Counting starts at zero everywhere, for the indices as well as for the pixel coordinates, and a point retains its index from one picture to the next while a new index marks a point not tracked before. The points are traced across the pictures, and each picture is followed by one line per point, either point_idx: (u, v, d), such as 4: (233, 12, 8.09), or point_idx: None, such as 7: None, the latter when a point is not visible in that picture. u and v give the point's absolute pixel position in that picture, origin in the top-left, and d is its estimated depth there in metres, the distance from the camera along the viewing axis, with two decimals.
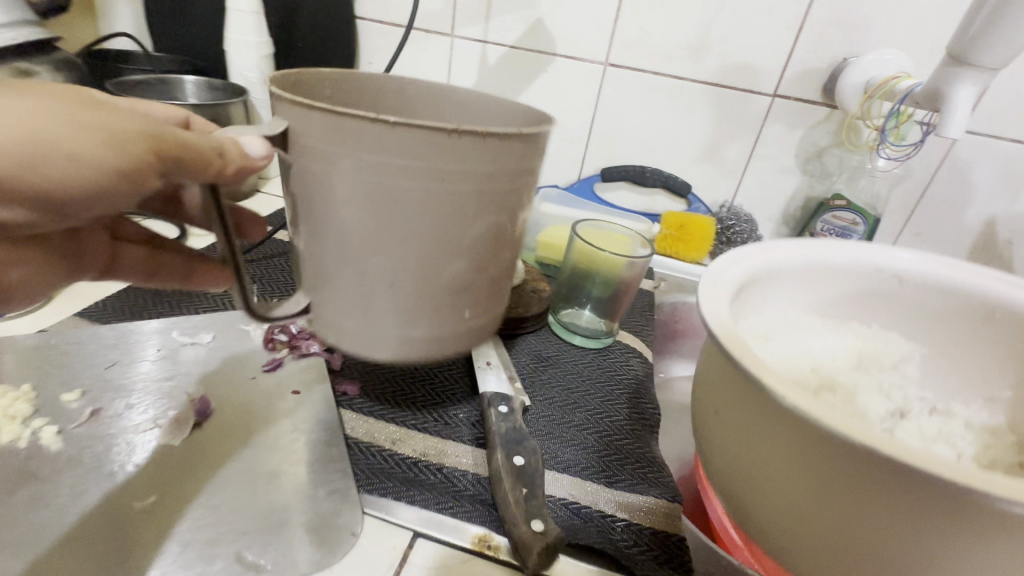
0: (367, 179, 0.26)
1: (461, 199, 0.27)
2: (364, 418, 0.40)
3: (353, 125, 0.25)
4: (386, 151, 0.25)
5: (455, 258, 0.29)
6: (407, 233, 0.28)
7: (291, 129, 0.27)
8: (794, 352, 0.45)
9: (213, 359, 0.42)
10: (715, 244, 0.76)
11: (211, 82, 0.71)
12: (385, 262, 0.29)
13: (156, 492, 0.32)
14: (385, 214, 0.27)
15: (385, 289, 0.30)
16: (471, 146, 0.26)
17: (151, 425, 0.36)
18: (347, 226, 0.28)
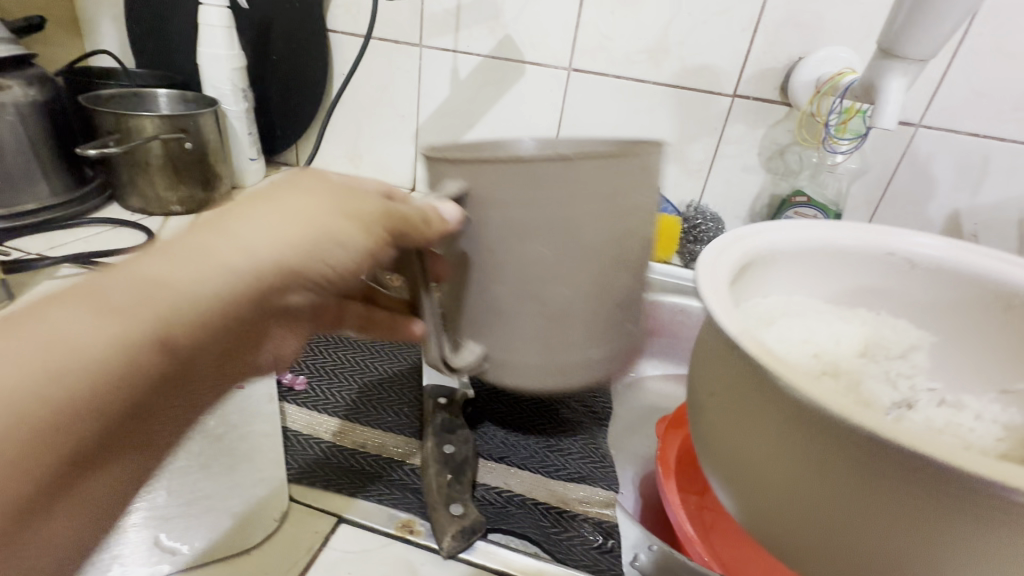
0: (516, 207, 0.29)
1: (600, 228, 0.30)
2: (306, 412, 0.41)
3: (533, 164, 0.28)
4: (519, 185, 0.29)
5: (624, 282, 0.32)
6: (579, 269, 0.30)
7: (468, 186, 0.30)
8: (794, 335, 0.44)
9: None
10: (683, 244, 0.77)
11: (183, 94, 0.74)
12: (557, 293, 0.31)
13: None
14: (553, 243, 0.29)
15: (544, 314, 0.31)
16: (626, 169, 0.29)
17: None
18: (531, 255, 0.30)
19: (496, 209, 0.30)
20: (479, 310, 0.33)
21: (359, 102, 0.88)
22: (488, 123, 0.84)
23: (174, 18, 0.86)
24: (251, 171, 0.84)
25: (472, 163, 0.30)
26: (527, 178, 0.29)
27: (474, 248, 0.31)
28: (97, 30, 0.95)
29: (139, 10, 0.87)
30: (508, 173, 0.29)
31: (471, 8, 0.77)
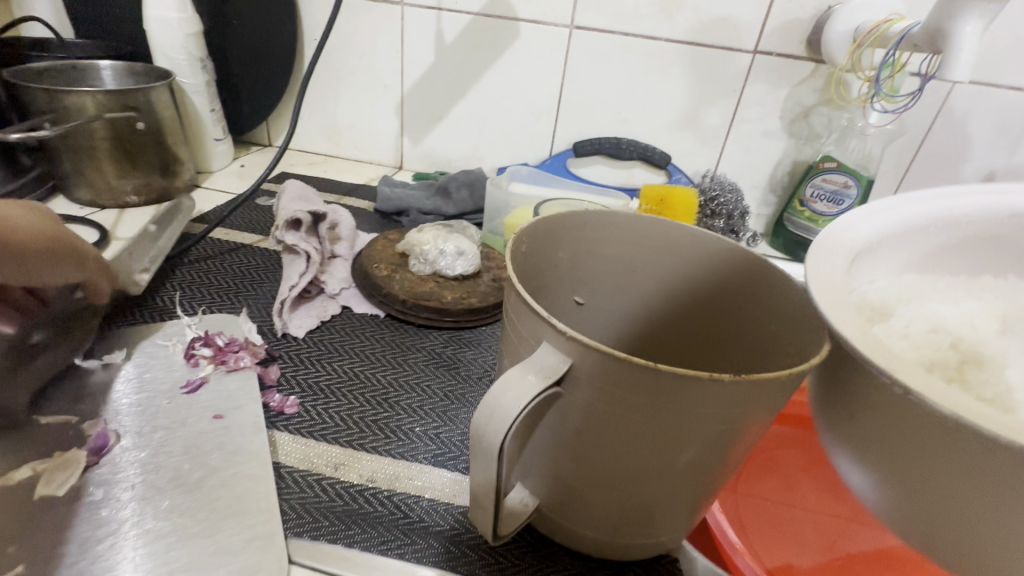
0: (632, 413, 0.24)
1: (720, 434, 0.25)
2: (302, 442, 0.35)
3: (662, 375, 0.22)
4: (623, 390, 0.23)
5: (719, 464, 0.27)
6: (678, 468, 0.26)
7: (573, 364, 0.24)
8: (893, 332, 0.34)
9: (121, 385, 0.36)
10: (700, 217, 0.71)
11: (130, 65, 0.64)
12: (643, 489, 0.27)
13: (29, 558, 0.26)
14: (652, 448, 0.25)
15: (624, 501, 0.27)
16: (767, 392, 0.24)
17: (30, 472, 0.30)
18: (620, 454, 0.25)
19: (602, 404, 0.24)
20: (544, 475, 0.28)
21: (334, 70, 0.79)
22: (481, 90, 0.76)
23: None
24: (218, 154, 0.75)
25: (589, 346, 0.23)
26: (655, 389, 0.23)
27: (560, 428, 0.26)
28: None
29: None
30: (625, 378, 0.23)
31: None
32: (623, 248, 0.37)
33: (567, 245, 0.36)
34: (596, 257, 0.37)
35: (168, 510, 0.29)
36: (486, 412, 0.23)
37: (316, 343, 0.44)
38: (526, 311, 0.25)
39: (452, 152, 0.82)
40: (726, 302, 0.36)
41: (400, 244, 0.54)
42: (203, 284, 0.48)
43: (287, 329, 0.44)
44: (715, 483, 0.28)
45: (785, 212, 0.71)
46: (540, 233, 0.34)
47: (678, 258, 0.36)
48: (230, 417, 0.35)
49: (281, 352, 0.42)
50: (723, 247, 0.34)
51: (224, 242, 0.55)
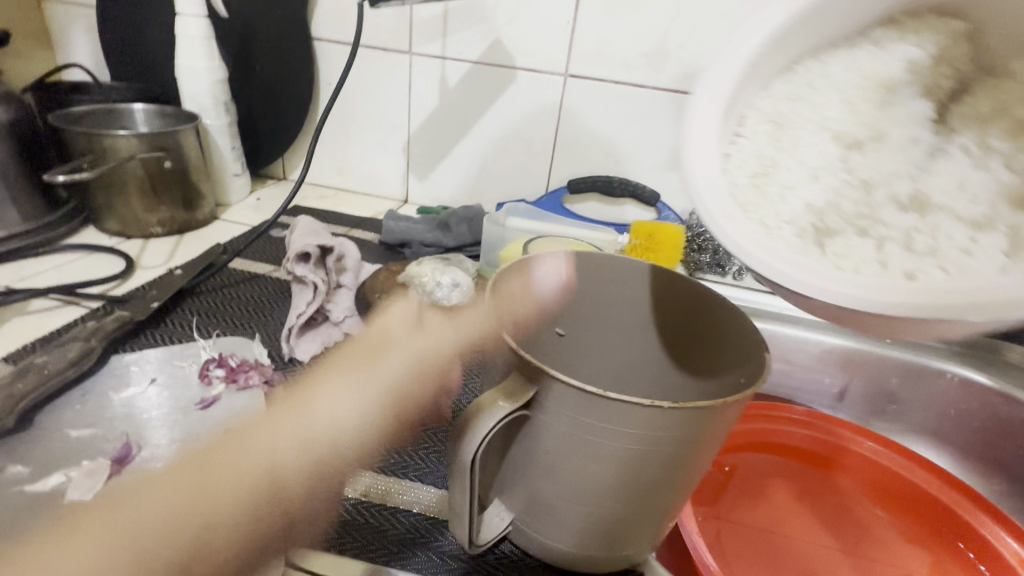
0: (590, 435, 0.27)
1: (675, 456, 0.28)
2: (303, 458, 0.38)
3: (616, 401, 0.26)
4: (586, 413, 0.27)
5: (678, 482, 0.30)
6: (638, 487, 0.29)
7: (541, 390, 0.27)
8: (848, 132, 0.31)
9: (143, 402, 0.40)
10: (686, 252, 0.75)
11: (161, 109, 0.70)
12: (608, 507, 0.29)
13: (59, 554, 0.30)
14: (615, 468, 0.28)
15: (591, 518, 0.30)
16: (712, 422, 0.27)
17: (62, 479, 0.34)
18: (586, 472, 0.28)
19: (569, 427, 0.27)
20: (519, 492, 0.31)
21: (347, 112, 0.85)
22: (482, 131, 0.81)
23: (149, 28, 0.82)
24: (236, 188, 0.80)
25: (553, 374, 0.27)
26: (610, 413, 0.26)
27: (532, 448, 0.29)
28: (68, 42, 0.91)
29: (111, 21, 0.83)
30: (587, 405, 0.26)
31: (462, 14, 0.74)
32: (598, 286, 0.41)
33: (549, 283, 0.39)
34: (574, 291, 0.41)
35: (182, 514, 0.33)
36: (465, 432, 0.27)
37: (319, 367, 0.48)
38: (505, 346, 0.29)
39: (454, 188, 0.87)
40: (691, 335, 0.39)
41: (401, 274, 0.57)
42: (219, 310, 0.52)
43: (293, 353, 0.48)
44: (676, 502, 0.31)
45: None
46: (521, 272, 0.37)
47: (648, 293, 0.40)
48: (239, 433, 0.38)
49: (287, 374, 0.46)
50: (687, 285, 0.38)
51: (240, 272, 0.59)
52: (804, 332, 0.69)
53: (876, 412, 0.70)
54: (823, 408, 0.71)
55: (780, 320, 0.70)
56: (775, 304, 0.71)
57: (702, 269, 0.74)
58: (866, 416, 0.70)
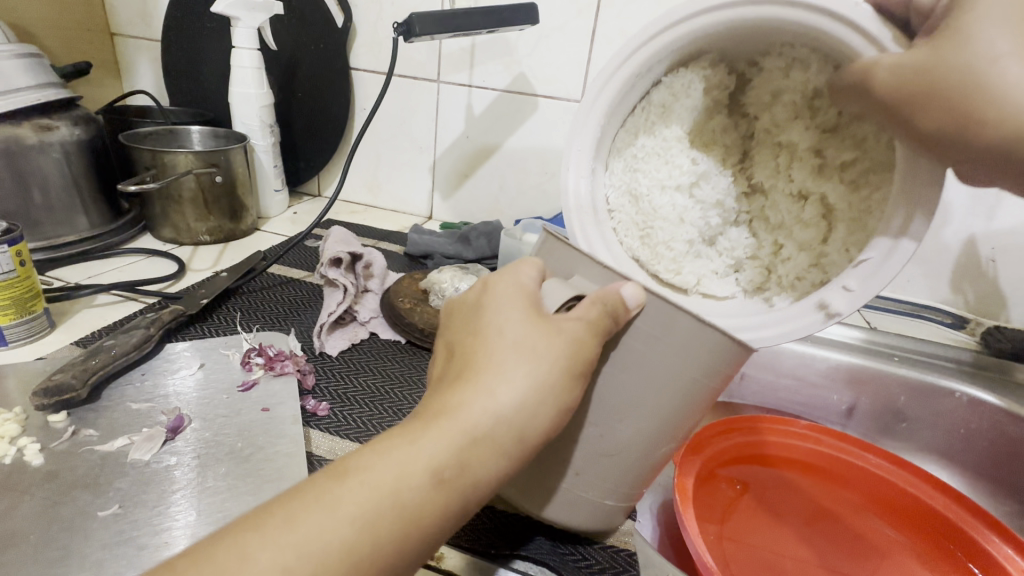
0: (620, 340, 0.31)
1: (690, 390, 0.31)
2: (329, 437, 0.42)
3: (654, 302, 0.29)
4: (631, 325, 0.30)
5: (679, 423, 0.33)
6: (646, 415, 0.32)
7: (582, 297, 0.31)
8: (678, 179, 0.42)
9: (193, 383, 0.45)
10: None
11: (215, 130, 0.78)
12: (614, 430, 0.32)
13: (121, 502, 0.34)
14: (641, 386, 0.31)
15: (596, 440, 0.33)
16: (727, 356, 0.30)
17: (124, 443, 0.38)
18: (610, 390, 0.31)
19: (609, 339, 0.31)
20: None
21: (379, 135, 0.92)
22: (503, 154, 0.87)
23: (207, 60, 0.91)
24: (276, 202, 0.88)
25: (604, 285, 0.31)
26: (645, 325, 0.30)
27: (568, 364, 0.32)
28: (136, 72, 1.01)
29: (174, 52, 0.92)
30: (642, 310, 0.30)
31: (487, 47, 0.81)
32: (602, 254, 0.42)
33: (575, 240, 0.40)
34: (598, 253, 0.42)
35: (224, 476, 0.37)
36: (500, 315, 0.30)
37: (346, 362, 0.52)
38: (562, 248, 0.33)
39: (476, 205, 0.92)
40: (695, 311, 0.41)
41: (422, 282, 0.63)
42: (260, 309, 0.57)
43: (323, 347, 0.53)
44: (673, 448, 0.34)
45: None
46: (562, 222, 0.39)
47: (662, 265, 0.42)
48: (275, 412, 0.43)
49: (317, 366, 0.51)
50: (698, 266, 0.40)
51: (279, 276, 0.65)
52: (811, 348, 0.71)
53: (884, 430, 0.71)
54: (831, 424, 0.72)
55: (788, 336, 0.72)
56: None
57: None
58: (874, 433, 0.71)
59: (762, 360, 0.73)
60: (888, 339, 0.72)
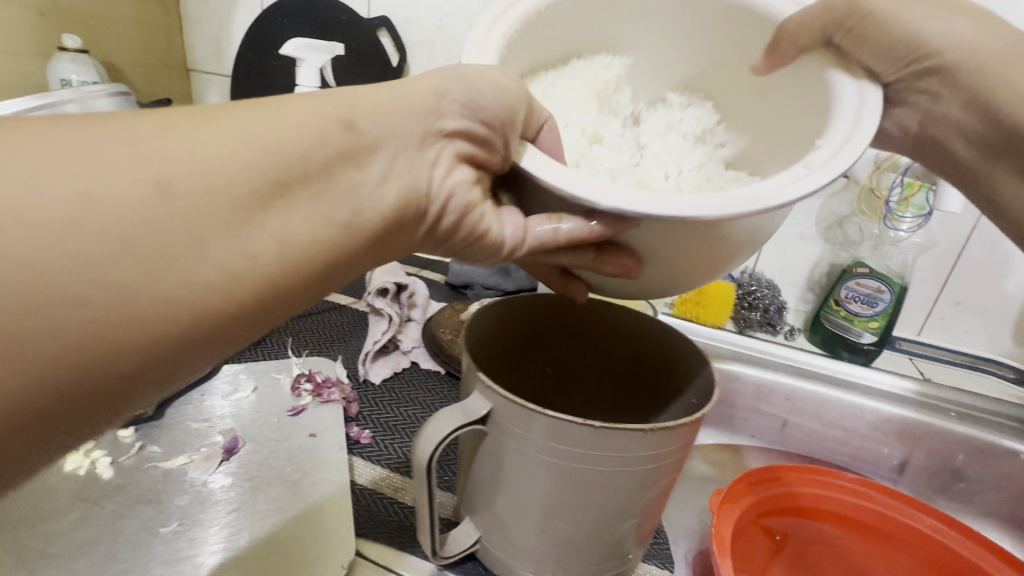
0: (542, 453, 0.30)
1: (617, 482, 0.31)
2: (371, 466, 0.44)
3: (539, 413, 0.30)
4: (534, 432, 0.30)
5: (624, 508, 0.32)
6: (582, 507, 0.32)
7: (494, 410, 0.31)
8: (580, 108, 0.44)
9: (247, 405, 0.48)
10: (737, 309, 0.77)
11: None
12: (559, 524, 0.32)
13: (181, 518, 0.37)
14: (562, 487, 0.31)
15: (542, 534, 0.33)
16: (657, 442, 0.30)
17: (185, 460, 0.41)
18: (535, 490, 0.32)
19: (520, 444, 0.31)
20: (483, 508, 0.35)
21: None
22: None
23: (271, 94, 0.98)
24: None
25: (507, 399, 0.30)
26: (559, 434, 0.29)
27: (491, 464, 0.33)
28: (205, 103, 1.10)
29: (241, 86, 0.99)
30: (536, 422, 0.30)
31: None
32: (569, 327, 0.42)
33: (528, 323, 0.41)
34: (555, 333, 0.42)
35: (275, 498, 0.39)
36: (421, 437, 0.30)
37: (388, 391, 0.54)
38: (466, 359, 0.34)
39: None
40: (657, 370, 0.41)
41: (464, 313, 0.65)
42: (310, 333, 0.60)
43: (367, 375, 0.55)
44: (629, 529, 0.34)
45: (822, 310, 0.75)
46: (507, 310, 0.39)
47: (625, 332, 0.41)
48: (322, 436, 0.45)
49: (361, 393, 0.52)
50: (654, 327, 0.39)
51: (327, 301, 0.68)
52: (859, 399, 0.68)
53: (941, 489, 0.67)
54: (881, 479, 0.69)
55: (834, 383, 0.70)
56: (830, 368, 0.71)
57: (754, 326, 0.77)
58: (929, 492, 0.67)
59: (806, 407, 0.70)
60: (940, 392, 0.68)
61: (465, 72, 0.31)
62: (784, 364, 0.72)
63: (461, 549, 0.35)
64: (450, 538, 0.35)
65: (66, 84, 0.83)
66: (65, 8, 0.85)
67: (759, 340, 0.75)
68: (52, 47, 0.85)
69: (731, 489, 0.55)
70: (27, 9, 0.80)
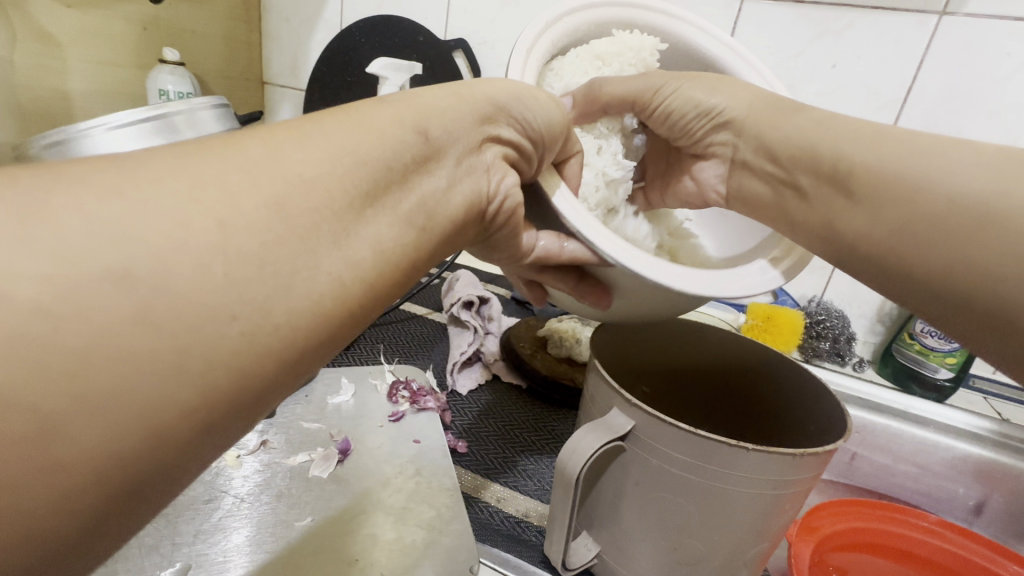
0: (685, 472, 0.31)
1: (759, 505, 0.32)
2: (474, 475, 0.45)
3: (688, 435, 0.30)
4: (681, 452, 0.31)
5: (759, 531, 0.33)
6: (718, 528, 0.32)
7: (638, 426, 0.32)
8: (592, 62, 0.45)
9: (352, 408, 0.50)
10: (805, 337, 0.77)
11: None
12: (691, 545, 0.33)
13: (310, 516, 0.39)
14: (702, 507, 0.32)
15: (672, 554, 0.33)
16: (802, 468, 0.31)
17: (306, 458, 0.43)
18: (671, 509, 0.32)
19: (662, 463, 0.32)
20: (607, 522, 0.35)
21: None
22: None
23: None
24: None
25: (655, 417, 0.31)
26: (705, 454, 0.30)
27: (623, 480, 0.34)
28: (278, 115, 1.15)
29: (316, 100, 1.04)
30: (684, 442, 0.30)
31: None
32: (676, 349, 0.46)
33: (642, 341, 0.45)
34: (663, 354, 0.46)
35: (392, 502, 0.41)
36: (569, 451, 0.32)
37: (476, 402, 0.55)
38: (599, 378, 0.35)
39: None
40: (769, 396, 0.43)
41: (541, 329, 0.64)
42: (397, 341, 0.62)
43: (454, 386, 0.56)
44: (757, 552, 0.34)
45: (893, 343, 0.75)
46: (626, 328, 0.43)
47: (732, 355, 0.45)
48: (425, 444, 0.47)
49: (452, 403, 0.54)
50: (764, 354, 0.43)
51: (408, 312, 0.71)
52: (935, 437, 0.67)
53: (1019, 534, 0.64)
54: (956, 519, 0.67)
55: (907, 419, 0.69)
56: (904, 403, 0.70)
57: (821, 356, 0.76)
58: (1007, 536, 0.65)
59: (879, 442, 0.69)
60: None
61: (515, 90, 0.34)
62: (854, 395, 0.71)
63: (585, 561, 0.36)
64: (571, 550, 0.36)
65: (162, 94, 0.88)
66: (165, 25, 0.90)
67: (827, 370, 0.75)
68: (149, 59, 0.90)
69: (807, 519, 0.55)
70: (132, 23, 0.86)
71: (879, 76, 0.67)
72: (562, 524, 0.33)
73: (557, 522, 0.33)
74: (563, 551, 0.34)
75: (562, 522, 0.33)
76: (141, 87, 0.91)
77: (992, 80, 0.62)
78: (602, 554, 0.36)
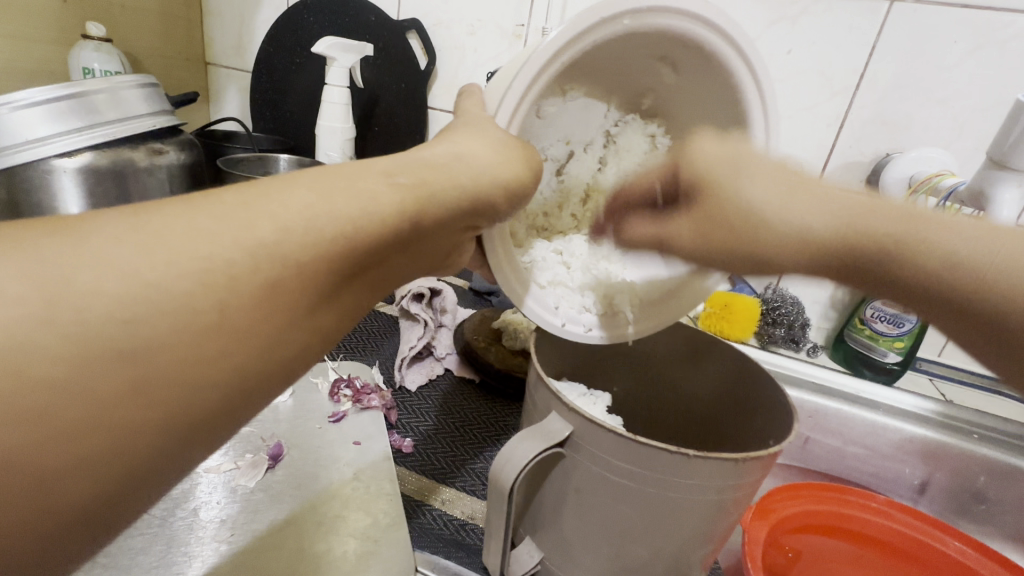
0: (623, 477, 0.30)
1: (701, 507, 0.30)
2: (416, 475, 0.43)
3: (625, 440, 0.29)
4: (617, 456, 0.29)
5: (701, 535, 0.32)
6: (661, 533, 0.31)
7: (574, 430, 0.30)
8: None
9: (288, 407, 0.47)
10: (761, 324, 0.77)
11: (300, 159, 0.82)
12: (634, 551, 0.32)
13: (233, 529, 0.36)
14: (643, 513, 0.30)
15: (614, 560, 0.32)
16: (743, 468, 0.30)
17: (231, 465, 0.40)
18: (611, 515, 0.31)
19: (599, 468, 0.30)
20: (548, 526, 0.34)
21: None
22: None
23: (293, 90, 0.96)
24: None
25: (591, 421, 0.29)
26: (645, 459, 0.29)
27: (562, 485, 0.32)
28: (222, 97, 1.09)
29: (262, 81, 0.98)
30: (621, 447, 0.29)
31: None
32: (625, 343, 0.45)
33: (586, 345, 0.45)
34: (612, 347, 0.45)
35: (327, 509, 0.38)
36: (504, 459, 0.30)
37: (424, 399, 0.53)
38: (536, 379, 0.33)
39: None
40: (720, 390, 0.43)
41: (495, 321, 0.61)
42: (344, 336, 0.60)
43: (402, 382, 0.54)
44: (701, 554, 0.33)
45: (846, 328, 0.75)
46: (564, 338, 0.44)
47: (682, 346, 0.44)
48: (365, 445, 0.44)
49: (399, 401, 0.52)
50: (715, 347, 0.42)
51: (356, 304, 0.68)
52: (885, 419, 0.68)
53: (960, 510, 0.67)
54: (902, 499, 0.69)
55: (855, 402, 0.70)
56: (854, 386, 0.71)
57: (777, 343, 0.77)
58: (948, 513, 0.67)
59: (832, 425, 0.70)
60: (962, 413, 0.67)
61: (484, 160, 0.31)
62: (807, 381, 0.72)
63: (527, 566, 0.34)
64: (512, 557, 0.35)
65: (87, 73, 0.81)
66: None
67: (783, 356, 0.76)
68: (72, 35, 0.83)
69: (761, 503, 0.54)
70: None
71: (833, 63, 0.67)
72: (498, 531, 0.32)
73: (493, 529, 0.32)
74: (501, 558, 0.32)
75: (499, 530, 0.32)
76: (65, 65, 0.84)
77: (939, 69, 0.63)
78: (544, 558, 0.35)
